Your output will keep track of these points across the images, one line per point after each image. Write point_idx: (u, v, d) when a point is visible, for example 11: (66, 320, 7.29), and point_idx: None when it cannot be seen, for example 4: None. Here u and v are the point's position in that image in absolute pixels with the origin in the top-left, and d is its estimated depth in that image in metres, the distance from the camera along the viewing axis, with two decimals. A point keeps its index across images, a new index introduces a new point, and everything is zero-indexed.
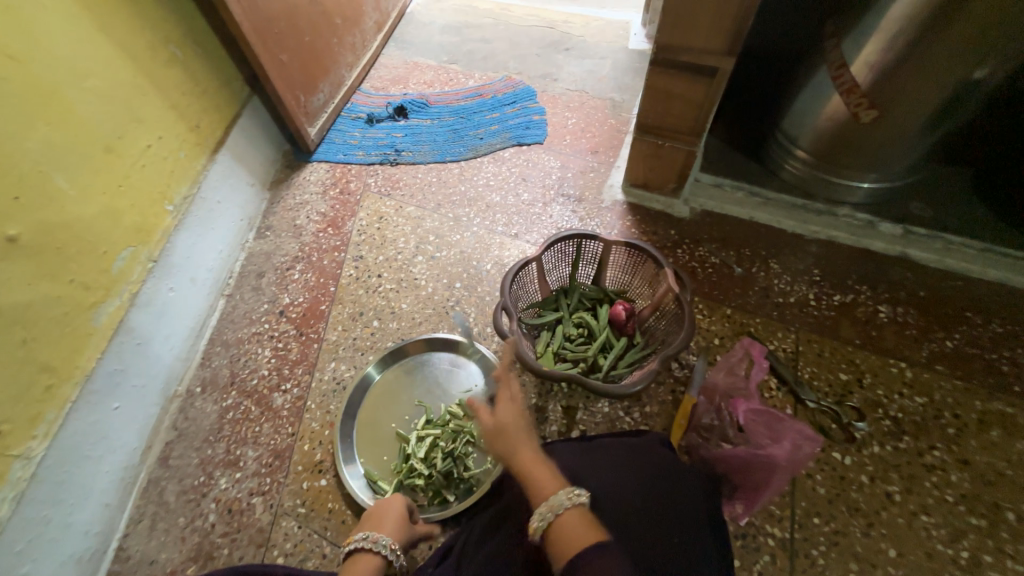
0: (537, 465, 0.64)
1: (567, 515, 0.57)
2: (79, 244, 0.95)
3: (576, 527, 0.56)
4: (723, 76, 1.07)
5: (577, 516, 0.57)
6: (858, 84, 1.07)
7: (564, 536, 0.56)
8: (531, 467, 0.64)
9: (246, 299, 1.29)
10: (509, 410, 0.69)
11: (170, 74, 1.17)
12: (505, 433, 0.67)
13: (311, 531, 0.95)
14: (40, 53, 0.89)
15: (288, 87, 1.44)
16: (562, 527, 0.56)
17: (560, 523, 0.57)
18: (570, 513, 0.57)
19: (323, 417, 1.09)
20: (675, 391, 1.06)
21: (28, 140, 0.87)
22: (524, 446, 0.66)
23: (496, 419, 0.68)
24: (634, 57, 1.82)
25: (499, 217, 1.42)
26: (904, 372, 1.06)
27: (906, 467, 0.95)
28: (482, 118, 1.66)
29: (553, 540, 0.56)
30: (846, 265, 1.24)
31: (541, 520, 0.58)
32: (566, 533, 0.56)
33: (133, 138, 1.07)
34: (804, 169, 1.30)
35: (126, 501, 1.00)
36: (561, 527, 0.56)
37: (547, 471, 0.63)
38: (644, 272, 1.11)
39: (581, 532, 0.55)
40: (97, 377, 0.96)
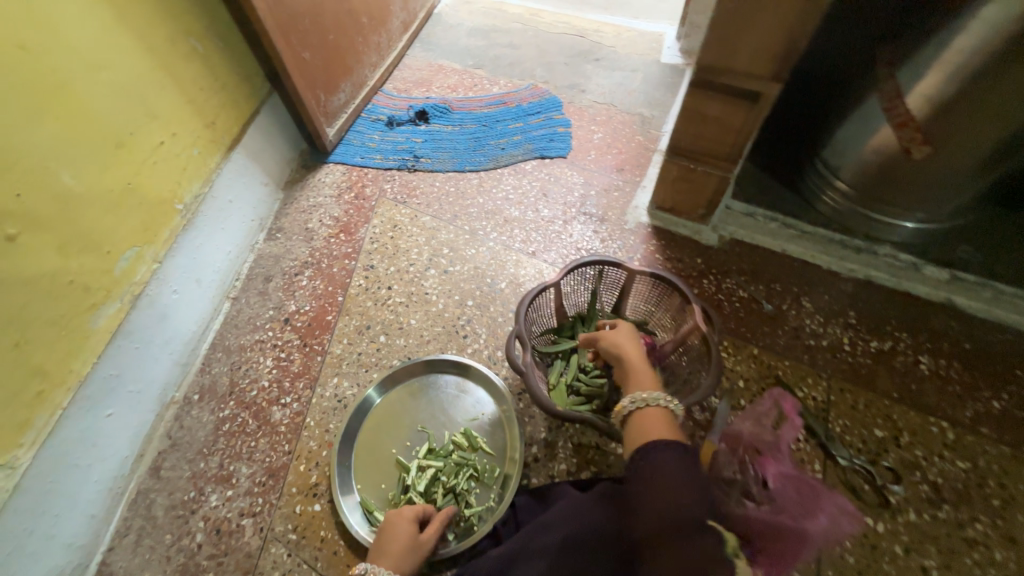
0: (637, 371, 0.79)
1: (652, 411, 0.72)
2: (83, 243, 0.91)
3: (658, 420, 0.71)
4: (768, 102, 1.00)
5: (658, 414, 0.71)
6: (913, 117, 1.00)
7: (645, 421, 0.71)
8: (632, 372, 0.80)
9: (252, 304, 1.25)
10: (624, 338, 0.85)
11: (189, 68, 1.13)
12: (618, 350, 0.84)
13: (301, 560, 0.90)
14: (53, 44, 0.85)
15: (309, 86, 1.40)
16: (642, 418, 0.72)
17: (649, 413, 0.72)
18: (651, 411, 0.72)
19: (321, 436, 1.04)
20: (693, 436, 1.00)
21: (35, 134, 0.83)
22: (635, 358, 0.81)
23: (615, 340, 0.86)
24: (666, 71, 1.76)
25: (517, 233, 1.37)
26: (946, 432, 0.98)
27: (945, 540, 0.88)
28: (505, 127, 1.61)
29: (632, 424, 0.72)
30: (884, 309, 1.16)
31: (630, 403, 0.74)
32: (645, 420, 0.71)
33: (146, 134, 1.04)
34: (844, 203, 1.22)
35: (112, 513, 0.96)
36: (647, 415, 0.72)
37: (648, 377, 0.77)
38: (669, 304, 1.05)
39: (658, 423, 0.70)
40: (91, 382, 0.93)
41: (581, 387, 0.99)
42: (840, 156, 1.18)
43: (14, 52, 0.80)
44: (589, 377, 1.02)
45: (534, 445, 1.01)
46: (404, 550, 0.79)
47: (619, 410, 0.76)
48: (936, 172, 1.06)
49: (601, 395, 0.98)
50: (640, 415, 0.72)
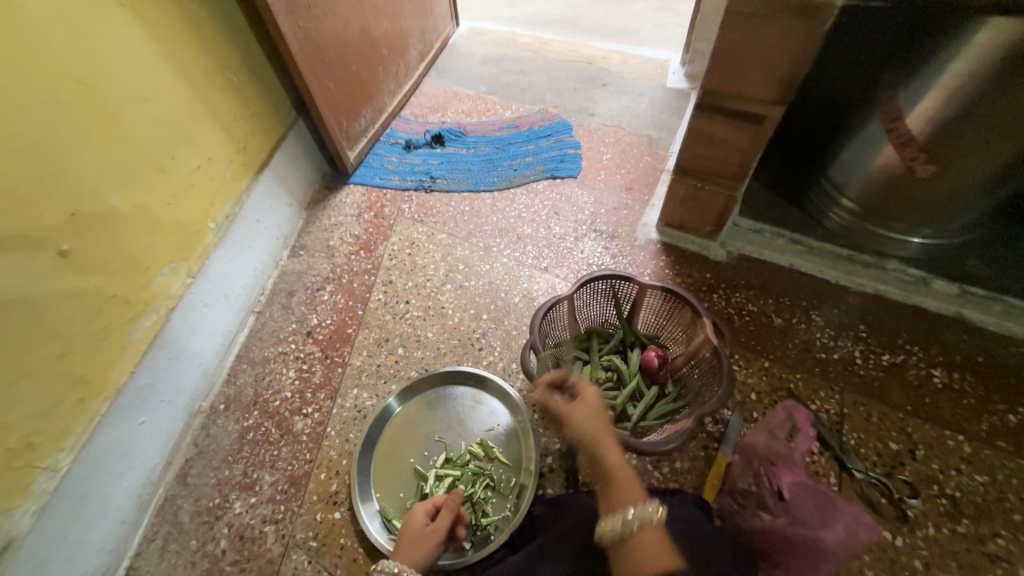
0: (616, 471, 0.69)
1: (646, 530, 0.62)
2: (126, 259, 0.98)
3: (654, 540, 0.61)
4: (772, 125, 1.04)
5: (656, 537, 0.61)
6: (914, 138, 1.03)
7: (640, 544, 0.61)
8: (613, 472, 0.69)
9: (276, 318, 1.30)
10: (585, 413, 0.75)
11: (224, 99, 1.22)
12: (590, 437, 0.72)
13: (321, 567, 0.93)
14: (106, 80, 0.93)
15: (333, 113, 1.49)
16: (635, 538, 0.61)
17: (641, 530, 0.62)
18: (646, 532, 0.62)
19: (342, 445, 1.07)
20: (707, 447, 1.00)
21: (87, 161, 0.90)
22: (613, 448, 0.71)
23: (588, 424, 0.73)
24: (672, 95, 1.83)
25: (530, 249, 1.41)
26: (962, 446, 0.99)
27: (966, 555, 0.87)
28: (517, 149, 1.68)
29: (625, 553, 0.61)
30: (894, 324, 1.18)
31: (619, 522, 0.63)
32: (641, 542, 0.61)
33: (184, 159, 1.11)
34: (850, 219, 1.24)
35: (141, 518, 0.99)
36: (641, 535, 0.62)
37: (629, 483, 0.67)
38: (680, 318, 1.07)
39: (655, 545, 0.60)
40: (127, 392, 0.97)
41: None
42: (846, 172, 1.20)
43: (73, 86, 0.87)
44: (602, 389, 1.04)
45: (548, 456, 1.04)
46: (419, 541, 0.78)
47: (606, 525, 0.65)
48: (941, 191, 1.08)
49: (614, 406, 1.00)
50: (632, 534, 0.62)
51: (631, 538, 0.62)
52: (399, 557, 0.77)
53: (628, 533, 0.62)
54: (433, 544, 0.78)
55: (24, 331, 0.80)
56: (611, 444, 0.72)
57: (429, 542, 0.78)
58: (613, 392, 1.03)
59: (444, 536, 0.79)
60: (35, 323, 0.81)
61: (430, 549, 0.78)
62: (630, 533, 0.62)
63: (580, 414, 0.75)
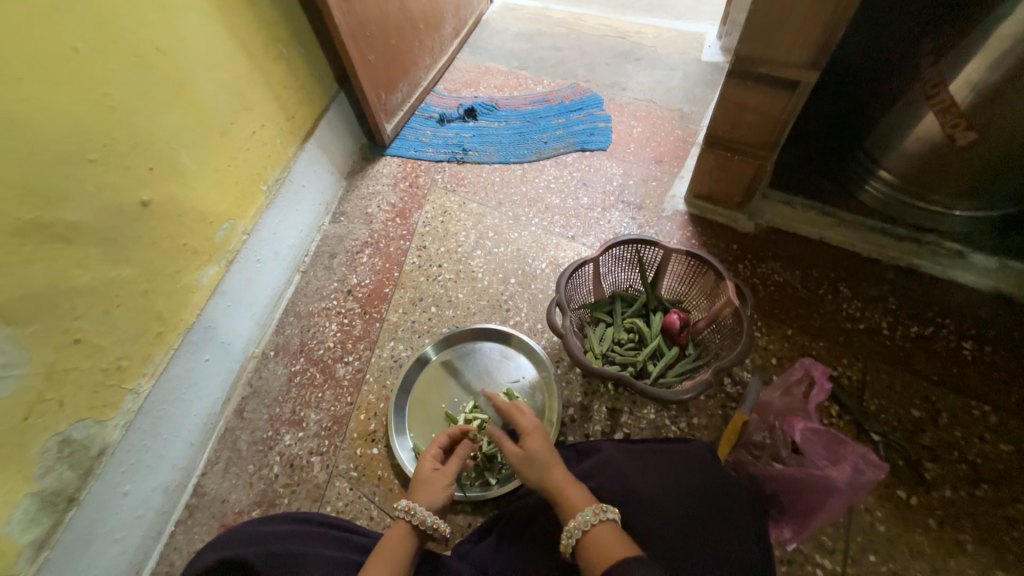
0: (566, 487, 0.72)
1: (602, 527, 0.66)
2: (194, 212, 1.09)
3: (614, 536, 0.65)
4: (807, 90, 1.03)
5: (608, 529, 0.66)
6: (957, 103, 0.99)
7: (603, 542, 0.65)
8: (563, 488, 0.72)
9: (319, 277, 1.40)
10: (541, 444, 0.77)
11: (276, 69, 1.31)
12: (541, 463, 0.75)
13: (361, 493, 1.03)
14: (181, 47, 1.03)
15: (373, 86, 1.56)
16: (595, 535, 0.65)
17: (603, 528, 0.66)
18: (604, 528, 0.66)
19: (379, 390, 1.17)
20: (725, 407, 1.05)
21: (165, 121, 1.01)
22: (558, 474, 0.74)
23: (538, 455, 0.76)
24: (705, 70, 1.81)
25: (558, 218, 1.46)
26: (987, 416, 0.99)
27: (983, 517, 0.89)
28: (548, 123, 1.71)
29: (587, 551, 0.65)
30: (926, 297, 1.17)
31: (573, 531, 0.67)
32: (607, 537, 0.65)
33: (243, 124, 1.21)
34: (886, 191, 1.22)
35: (206, 444, 1.12)
36: (605, 532, 0.66)
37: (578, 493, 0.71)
38: (703, 283, 1.10)
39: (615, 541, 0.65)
40: (195, 330, 1.09)
41: (616, 355, 1.06)
42: (881, 145, 1.19)
43: (153, 53, 0.97)
44: (624, 348, 1.08)
45: (570, 407, 1.10)
46: (430, 481, 0.85)
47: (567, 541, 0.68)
48: (984, 162, 1.05)
49: (635, 363, 1.05)
50: (595, 536, 0.65)
51: (597, 538, 0.65)
52: (414, 496, 0.83)
53: (592, 535, 0.66)
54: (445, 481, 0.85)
55: (114, 269, 0.91)
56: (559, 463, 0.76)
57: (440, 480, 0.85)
58: (634, 351, 1.08)
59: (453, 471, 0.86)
60: (123, 262, 0.93)
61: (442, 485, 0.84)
62: (593, 534, 0.66)
63: (534, 444, 0.77)
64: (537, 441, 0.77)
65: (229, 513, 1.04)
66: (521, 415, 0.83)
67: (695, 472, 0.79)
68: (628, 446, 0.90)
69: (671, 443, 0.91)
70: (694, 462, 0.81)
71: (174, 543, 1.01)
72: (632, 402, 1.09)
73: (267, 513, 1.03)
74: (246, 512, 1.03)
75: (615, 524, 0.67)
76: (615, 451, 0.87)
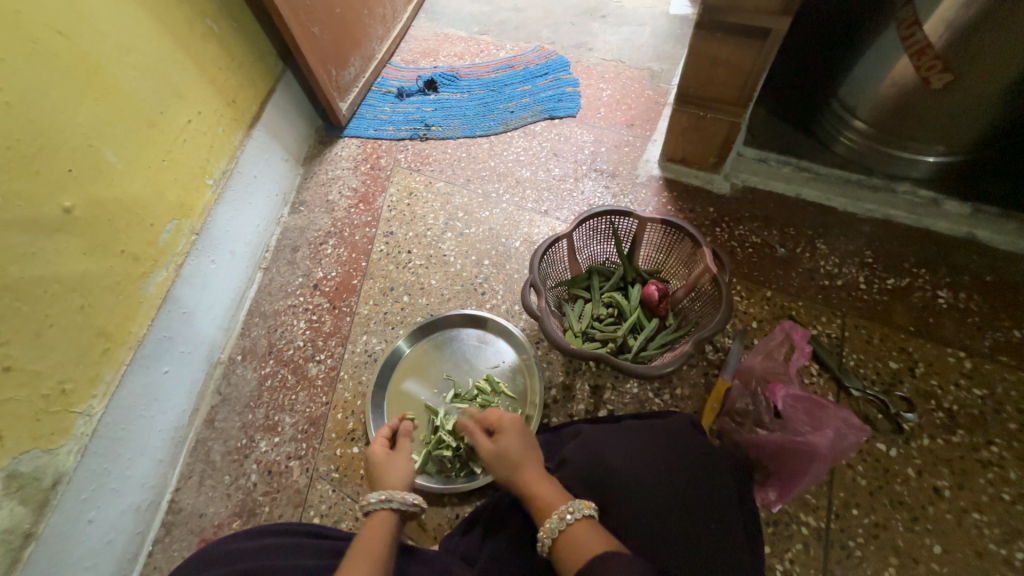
0: (537, 488, 0.70)
1: (578, 524, 0.64)
2: (129, 216, 0.99)
3: (589, 533, 0.63)
4: (777, 40, 0.97)
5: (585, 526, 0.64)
6: (932, 44, 0.94)
7: (581, 538, 0.63)
8: (534, 487, 0.71)
9: (282, 273, 1.33)
10: (514, 444, 0.76)
11: (207, 48, 1.18)
12: (512, 462, 0.74)
13: (344, 494, 1.01)
14: (86, 30, 0.91)
15: (320, 61, 1.43)
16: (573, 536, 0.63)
17: (580, 527, 0.64)
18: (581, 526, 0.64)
19: (355, 387, 1.13)
20: (707, 374, 1.04)
21: (79, 116, 0.90)
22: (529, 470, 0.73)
23: (510, 452, 0.75)
24: (675, 23, 1.72)
25: (529, 193, 1.40)
26: (963, 362, 1.00)
27: (959, 462, 0.91)
28: (513, 91, 1.62)
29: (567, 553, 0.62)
30: (902, 247, 1.16)
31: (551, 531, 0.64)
32: (587, 535, 0.63)
33: (175, 113, 1.10)
34: (860, 141, 1.18)
35: (177, 458, 1.08)
36: (584, 529, 0.63)
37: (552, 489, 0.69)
38: (681, 251, 1.06)
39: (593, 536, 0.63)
40: (148, 343, 1.03)
41: (596, 332, 1.02)
42: (853, 95, 1.14)
43: (51, 37, 0.85)
44: (603, 324, 1.05)
45: (553, 388, 1.08)
46: (396, 463, 0.83)
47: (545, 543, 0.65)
48: (959, 105, 1.01)
49: (615, 338, 1.01)
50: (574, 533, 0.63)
51: (575, 538, 0.63)
52: (384, 483, 0.80)
53: (569, 535, 0.63)
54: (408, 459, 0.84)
55: (41, 286, 0.83)
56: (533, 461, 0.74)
57: (406, 460, 0.84)
58: (614, 326, 1.04)
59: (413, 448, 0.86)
60: (50, 278, 0.85)
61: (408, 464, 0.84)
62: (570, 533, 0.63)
63: (509, 442, 0.76)
64: (512, 441, 0.76)
65: (208, 527, 1.00)
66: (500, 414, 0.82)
67: (677, 447, 0.77)
68: (609, 425, 0.88)
69: (654, 418, 0.89)
70: (676, 438, 0.79)
71: (153, 563, 0.98)
72: (614, 378, 1.07)
73: (248, 523, 1.00)
74: (226, 524, 1.00)
75: (591, 519, 0.65)
76: (597, 433, 0.85)
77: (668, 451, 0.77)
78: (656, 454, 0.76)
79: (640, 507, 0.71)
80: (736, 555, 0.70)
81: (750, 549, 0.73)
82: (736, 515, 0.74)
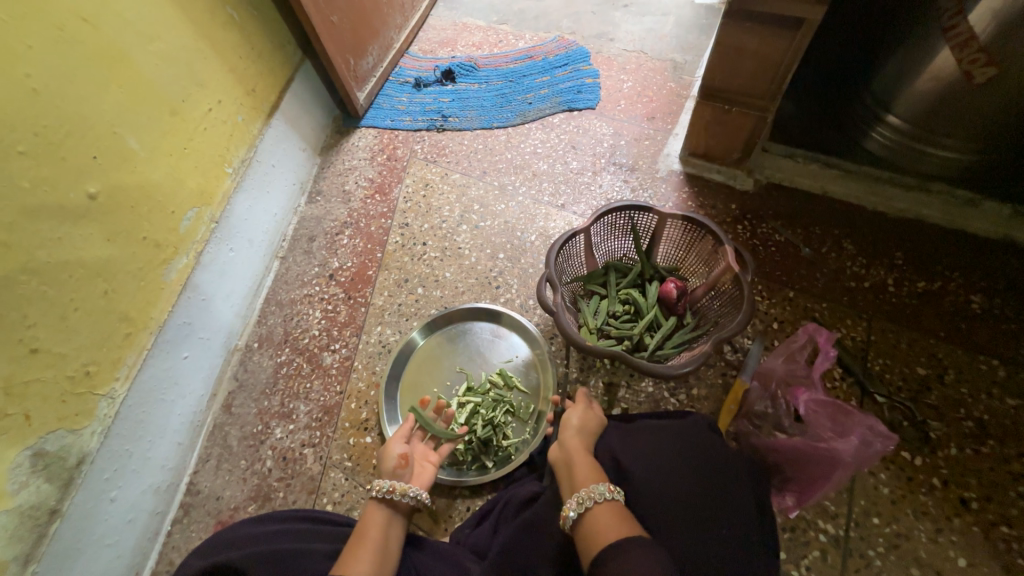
0: (577, 460, 0.73)
1: (601, 507, 0.64)
2: (151, 203, 1.01)
3: (608, 519, 0.63)
4: (811, 30, 0.93)
5: (606, 511, 0.63)
6: (976, 36, 0.89)
7: (606, 519, 0.62)
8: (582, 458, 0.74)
9: (299, 262, 1.34)
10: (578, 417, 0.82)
11: (228, 36, 1.18)
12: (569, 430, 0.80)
13: (357, 483, 1.02)
14: (111, 16, 0.92)
15: (339, 50, 1.43)
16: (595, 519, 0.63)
17: (603, 510, 0.63)
18: (603, 511, 0.64)
19: (369, 377, 1.13)
20: (725, 374, 1.02)
21: (103, 102, 0.91)
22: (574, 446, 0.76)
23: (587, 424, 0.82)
24: (700, 13, 1.66)
25: (546, 186, 1.38)
26: (996, 370, 0.96)
27: (988, 474, 0.87)
28: (532, 82, 1.59)
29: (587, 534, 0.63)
30: (934, 249, 1.12)
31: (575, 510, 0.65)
32: (611, 517, 0.62)
33: (196, 101, 1.10)
34: (894, 138, 1.13)
35: (195, 442, 1.10)
36: (609, 511, 0.63)
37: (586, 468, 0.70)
38: (701, 248, 1.03)
39: (616, 523, 0.62)
40: (169, 328, 1.05)
41: (611, 329, 1.00)
42: (888, 89, 1.09)
43: (77, 24, 0.86)
44: (619, 321, 1.03)
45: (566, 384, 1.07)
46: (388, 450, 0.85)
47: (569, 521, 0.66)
48: (1004, 100, 0.95)
49: (631, 336, 1.00)
50: (597, 513, 0.63)
51: (596, 519, 0.63)
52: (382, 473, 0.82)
53: (593, 514, 0.63)
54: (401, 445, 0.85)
55: (67, 271, 0.85)
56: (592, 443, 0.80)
57: (397, 446, 0.85)
58: (630, 323, 1.03)
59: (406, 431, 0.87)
60: (74, 263, 0.86)
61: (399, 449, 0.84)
62: (595, 513, 0.63)
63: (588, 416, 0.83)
64: (584, 416, 0.82)
65: (224, 510, 1.03)
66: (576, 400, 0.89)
67: (695, 449, 0.76)
68: (623, 425, 0.87)
69: (670, 418, 0.88)
70: (695, 440, 0.78)
71: (171, 542, 1.01)
72: (629, 376, 1.06)
73: (263, 507, 1.02)
74: (241, 507, 1.02)
75: (613, 504, 0.64)
76: (613, 431, 0.84)
77: (686, 452, 0.75)
78: (672, 455, 0.75)
79: (655, 508, 0.70)
80: (753, 560, 0.69)
81: (767, 556, 0.71)
82: (754, 519, 0.73)
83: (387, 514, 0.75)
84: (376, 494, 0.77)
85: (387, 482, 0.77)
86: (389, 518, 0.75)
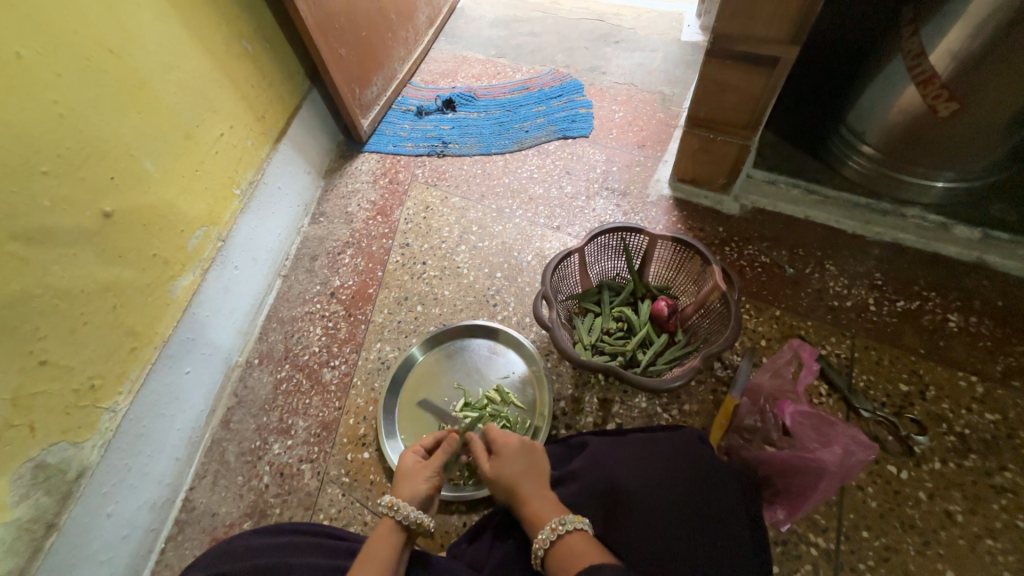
0: (535, 505, 0.72)
1: (568, 539, 0.66)
2: (162, 223, 1.05)
3: (578, 545, 0.65)
4: (785, 68, 1.01)
5: (574, 541, 0.65)
6: (937, 74, 0.97)
7: (565, 555, 0.64)
8: (528, 505, 0.72)
9: (301, 281, 1.37)
10: (515, 466, 0.77)
11: (242, 67, 1.25)
12: (510, 479, 0.76)
13: (353, 499, 1.02)
14: (136, 49, 0.98)
15: (345, 80, 1.51)
16: (567, 545, 0.65)
17: (557, 548, 0.66)
18: (572, 538, 0.66)
19: (367, 393, 1.15)
20: (716, 390, 1.06)
21: (123, 127, 0.96)
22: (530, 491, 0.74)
23: (502, 477, 0.76)
24: (686, 50, 1.78)
25: (542, 209, 1.43)
26: (974, 386, 1.00)
27: (972, 487, 0.90)
28: (528, 111, 1.67)
29: (558, 560, 0.65)
30: (912, 270, 1.17)
31: (545, 537, 0.67)
32: (561, 556, 0.65)
33: (209, 126, 1.16)
34: (869, 166, 1.21)
35: (192, 457, 1.10)
36: (560, 550, 0.65)
37: (551, 503, 0.71)
38: (690, 268, 1.08)
39: (581, 551, 0.64)
40: (173, 343, 1.07)
41: (605, 345, 1.03)
42: (862, 121, 1.18)
43: (104, 56, 0.92)
44: (613, 338, 1.06)
45: (561, 400, 1.09)
46: (414, 475, 0.81)
47: (536, 551, 0.67)
48: (966, 131, 1.03)
49: (624, 352, 1.03)
50: (554, 555, 0.65)
51: (552, 565, 0.65)
52: (397, 490, 0.80)
53: (548, 560, 0.66)
54: (428, 473, 0.81)
55: (79, 286, 0.88)
56: (530, 480, 0.75)
57: (424, 474, 0.81)
58: (623, 340, 1.06)
59: (438, 464, 0.82)
60: (88, 277, 0.90)
61: (427, 479, 0.81)
62: (552, 554, 0.66)
63: (500, 466, 0.78)
64: (509, 464, 0.77)
65: (220, 527, 1.02)
66: (494, 440, 0.81)
67: (687, 461, 0.78)
68: (614, 439, 0.90)
69: (661, 431, 0.90)
70: (687, 452, 0.80)
71: (164, 560, 1.00)
72: (623, 392, 1.09)
73: (259, 524, 1.02)
74: (237, 524, 1.02)
75: (580, 532, 0.66)
76: (605, 445, 0.86)
77: (677, 465, 0.77)
78: (663, 469, 0.77)
79: (647, 520, 0.72)
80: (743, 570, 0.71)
81: (760, 566, 0.73)
82: (746, 529, 0.75)
83: (402, 537, 0.75)
84: (397, 517, 0.75)
85: (416, 513, 0.75)
86: (400, 538, 0.74)
